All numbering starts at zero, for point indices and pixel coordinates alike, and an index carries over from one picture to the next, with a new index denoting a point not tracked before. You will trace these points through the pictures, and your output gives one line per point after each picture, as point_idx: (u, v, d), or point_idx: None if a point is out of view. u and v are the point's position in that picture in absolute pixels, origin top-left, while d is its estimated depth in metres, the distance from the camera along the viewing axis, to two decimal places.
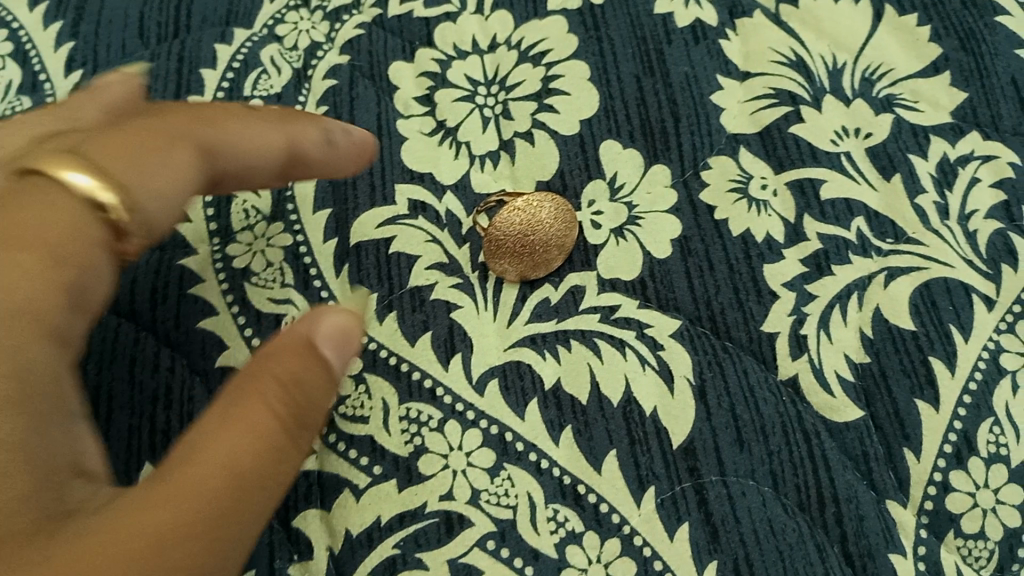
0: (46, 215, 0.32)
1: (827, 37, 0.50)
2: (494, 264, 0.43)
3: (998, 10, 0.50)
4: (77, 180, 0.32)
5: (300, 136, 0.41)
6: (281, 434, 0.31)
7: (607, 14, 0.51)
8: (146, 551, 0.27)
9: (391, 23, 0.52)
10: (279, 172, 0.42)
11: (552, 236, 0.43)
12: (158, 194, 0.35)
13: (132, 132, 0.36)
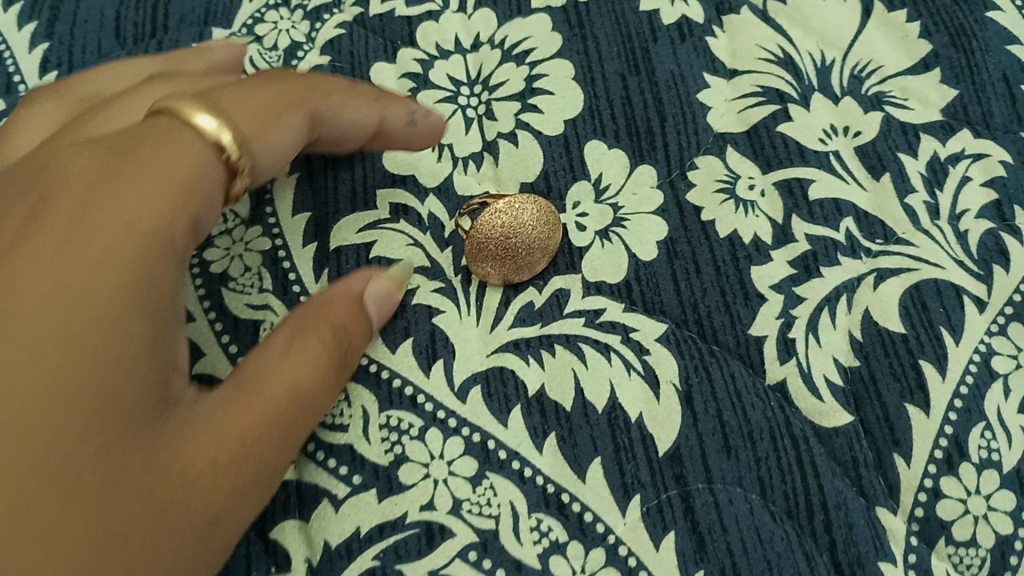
0: (170, 148, 0.36)
1: (815, 34, 0.49)
2: (477, 268, 0.42)
3: (989, 5, 0.49)
4: (204, 124, 0.37)
5: (384, 109, 0.44)
6: (333, 363, 0.36)
7: (592, 12, 0.50)
8: (211, 461, 0.32)
9: (373, 22, 0.51)
10: (366, 138, 0.44)
11: (535, 239, 0.42)
12: (267, 151, 0.40)
13: (252, 96, 0.40)
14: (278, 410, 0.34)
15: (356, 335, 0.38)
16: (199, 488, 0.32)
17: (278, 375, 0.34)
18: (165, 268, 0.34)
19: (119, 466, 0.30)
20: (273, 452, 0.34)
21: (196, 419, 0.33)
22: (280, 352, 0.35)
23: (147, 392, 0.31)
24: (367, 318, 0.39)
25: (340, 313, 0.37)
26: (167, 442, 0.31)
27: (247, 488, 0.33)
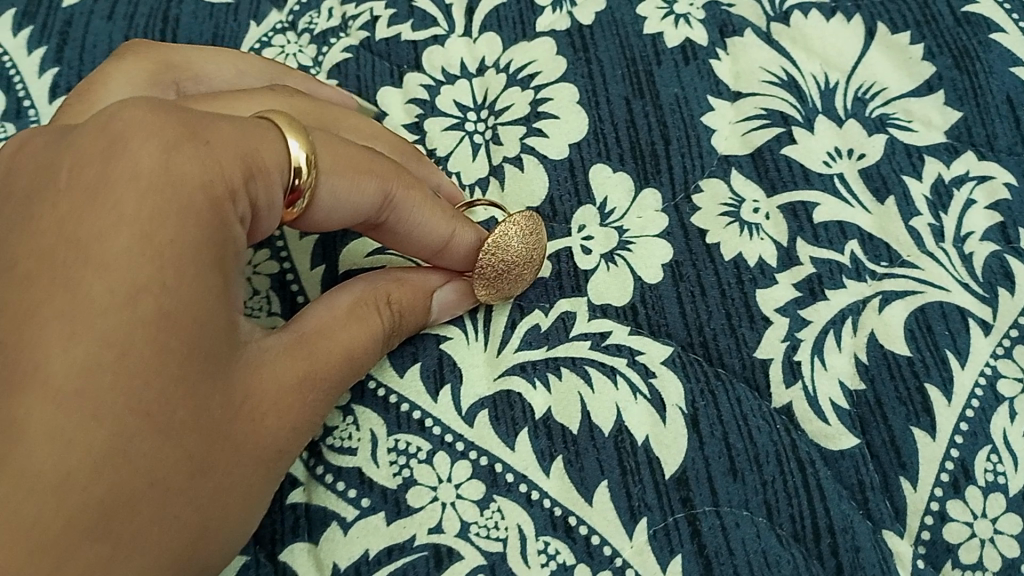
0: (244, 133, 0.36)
1: (818, 57, 0.50)
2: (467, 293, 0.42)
3: (992, 27, 0.50)
4: (292, 147, 0.37)
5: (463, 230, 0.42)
6: (386, 333, 0.39)
7: (596, 36, 0.51)
8: (280, 405, 0.35)
9: (379, 46, 0.52)
10: (430, 254, 0.42)
11: (518, 257, 0.41)
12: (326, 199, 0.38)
13: (355, 148, 0.40)
14: (337, 369, 0.37)
15: (412, 314, 0.40)
16: (269, 426, 0.35)
17: (337, 338, 0.37)
18: (233, 228, 0.34)
19: (213, 405, 0.32)
20: (326, 402, 0.37)
21: (270, 364, 0.35)
22: (343, 317, 0.38)
23: (223, 341, 0.33)
24: (427, 302, 0.41)
25: (399, 288, 0.40)
26: (248, 387, 0.34)
27: (304, 429, 0.36)
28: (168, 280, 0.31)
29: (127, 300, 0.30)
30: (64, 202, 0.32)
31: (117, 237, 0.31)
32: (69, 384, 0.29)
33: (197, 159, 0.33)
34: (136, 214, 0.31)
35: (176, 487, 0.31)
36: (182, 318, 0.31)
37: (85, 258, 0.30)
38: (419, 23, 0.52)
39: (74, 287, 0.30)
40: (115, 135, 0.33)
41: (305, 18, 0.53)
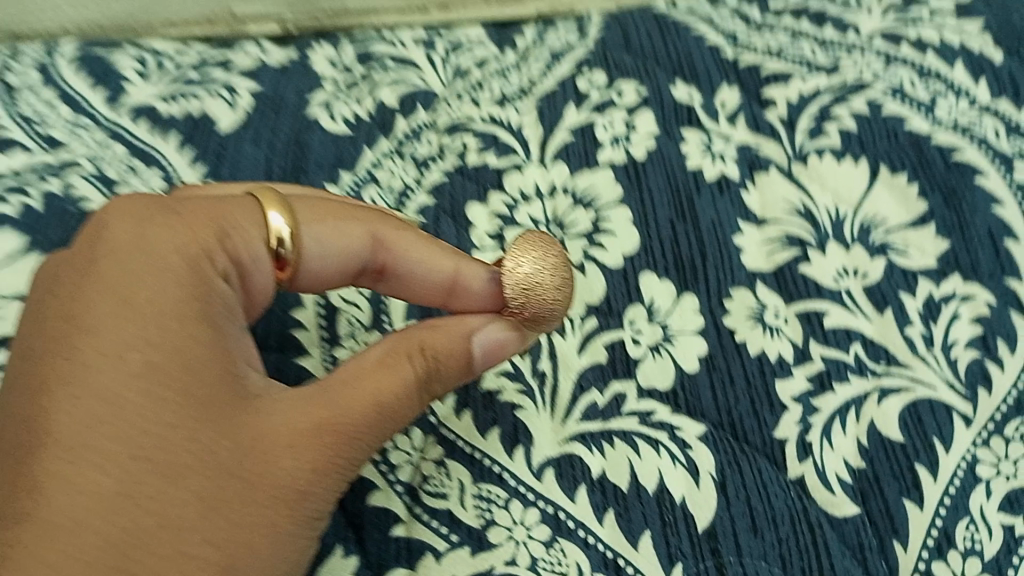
0: (218, 207, 0.45)
1: (831, 191, 0.60)
2: (505, 335, 0.48)
3: (976, 172, 0.60)
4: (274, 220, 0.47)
5: (463, 270, 0.51)
6: (420, 375, 0.45)
7: (647, 169, 0.62)
8: (296, 446, 0.41)
9: (469, 171, 0.64)
10: (438, 296, 0.51)
11: (547, 284, 0.49)
12: (311, 260, 0.48)
13: (329, 209, 0.50)
14: (363, 412, 0.43)
15: (451, 357, 0.46)
16: (290, 465, 0.41)
17: (365, 385, 0.43)
18: (213, 281, 0.43)
19: (219, 445, 0.40)
20: (354, 444, 0.43)
21: (287, 412, 0.42)
22: (374, 367, 0.44)
23: (218, 388, 0.41)
24: (463, 345, 0.46)
25: (432, 334, 0.46)
26: (258, 429, 0.41)
27: (327, 470, 0.42)
28: (153, 338, 0.40)
29: (118, 359, 0.39)
30: (62, 278, 0.42)
31: (117, 293, 0.40)
32: (74, 438, 0.37)
33: (171, 226, 0.43)
34: (116, 281, 0.40)
35: (188, 524, 0.38)
36: (172, 368, 0.40)
37: (87, 321, 0.39)
38: (502, 153, 0.64)
39: (80, 350, 0.39)
40: (99, 222, 0.43)
41: (409, 146, 0.66)
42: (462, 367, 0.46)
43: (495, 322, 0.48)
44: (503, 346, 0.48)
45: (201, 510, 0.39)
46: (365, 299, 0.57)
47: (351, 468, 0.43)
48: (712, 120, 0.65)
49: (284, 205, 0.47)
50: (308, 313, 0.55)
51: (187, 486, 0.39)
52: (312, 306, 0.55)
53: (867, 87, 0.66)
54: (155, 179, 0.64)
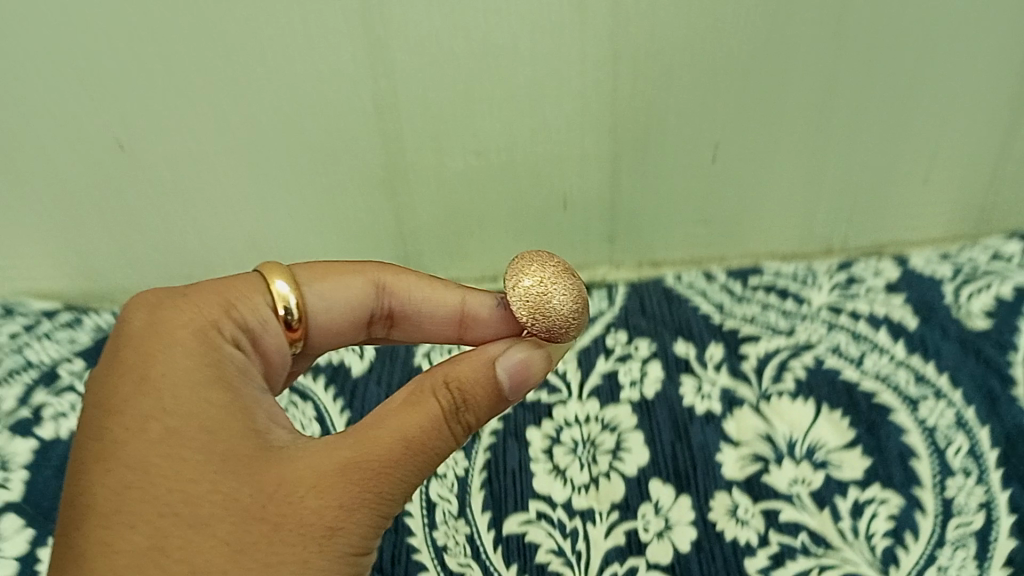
0: (218, 306, 0.60)
1: (787, 421, 0.84)
2: (529, 351, 0.59)
3: (891, 410, 0.84)
4: (281, 289, 0.65)
5: (465, 302, 0.72)
6: (447, 408, 0.55)
7: (655, 404, 0.88)
8: (319, 487, 0.50)
9: (528, 403, 0.89)
10: (453, 327, 0.72)
11: (553, 282, 0.64)
12: (322, 312, 0.68)
13: (328, 275, 0.69)
14: (386, 448, 0.53)
15: (472, 390, 0.56)
16: (317, 497, 0.50)
17: (386, 429, 0.54)
18: (222, 356, 0.56)
19: (242, 488, 0.49)
20: (377, 478, 0.52)
21: (305, 459, 0.52)
22: (396, 413, 0.55)
23: (234, 440, 0.51)
24: (485, 375, 0.58)
25: (455, 372, 0.57)
26: (281, 472, 0.51)
27: (353, 505, 0.51)
28: (171, 408, 0.51)
29: (145, 432, 0.50)
30: (98, 386, 0.54)
31: (142, 372, 0.53)
32: (107, 508, 0.48)
33: (184, 320, 0.57)
34: (141, 373, 0.53)
35: (219, 567, 0.46)
36: (190, 429, 0.51)
37: (118, 407, 0.52)
38: (551, 392, 0.90)
39: (115, 433, 0.50)
40: (125, 336, 0.57)
41: None
42: (489, 392, 0.57)
43: (515, 346, 0.59)
44: (529, 367, 0.59)
45: (230, 552, 0.47)
46: (454, 496, 0.81)
47: (379, 500, 0.52)
48: (702, 368, 0.91)
49: (289, 279, 0.66)
50: (416, 505, 0.79)
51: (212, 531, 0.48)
52: (418, 501, 0.79)
53: (813, 346, 0.92)
54: (308, 409, 0.90)
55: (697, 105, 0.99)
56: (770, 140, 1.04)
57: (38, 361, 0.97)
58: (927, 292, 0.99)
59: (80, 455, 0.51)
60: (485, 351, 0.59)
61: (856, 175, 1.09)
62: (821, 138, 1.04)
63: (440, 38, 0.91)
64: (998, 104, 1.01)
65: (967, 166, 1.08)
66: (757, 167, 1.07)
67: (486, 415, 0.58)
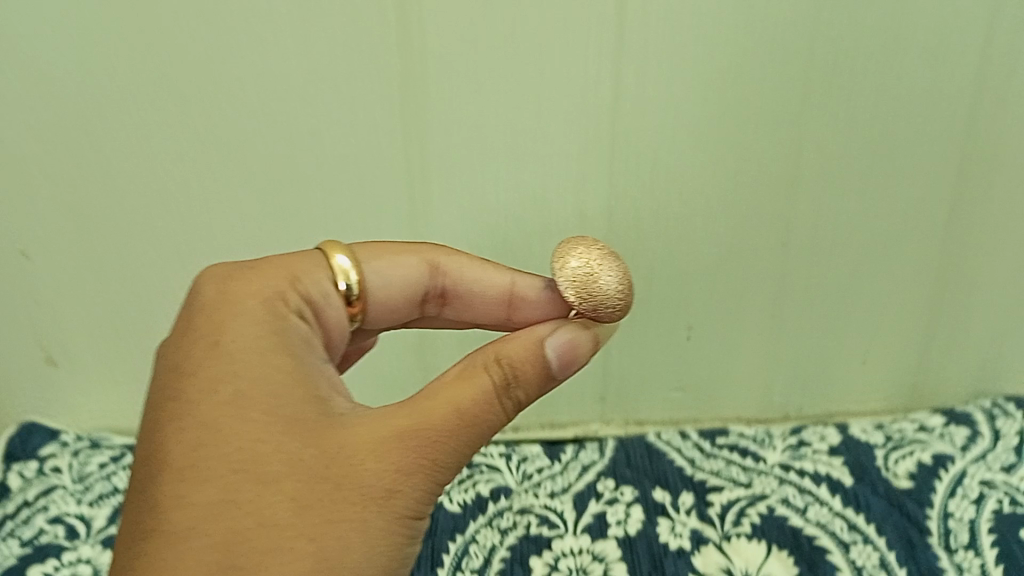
0: (280, 286, 0.72)
1: (743, 558, 1.03)
2: (575, 334, 0.69)
3: (827, 551, 1.03)
4: (342, 263, 0.80)
5: (515, 283, 0.86)
6: (495, 382, 0.65)
7: (636, 541, 1.07)
8: (374, 454, 0.61)
9: (532, 536, 1.08)
10: (502, 307, 0.87)
11: (599, 266, 0.77)
12: (378, 288, 0.84)
13: (390, 252, 0.85)
14: (437, 420, 0.62)
15: (523, 366, 0.66)
16: (371, 463, 0.60)
17: (437, 403, 0.63)
18: (286, 333, 0.67)
19: (304, 451, 0.60)
20: (427, 446, 0.62)
21: (361, 428, 0.62)
22: (448, 390, 0.65)
23: (298, 407, 0.62)
24: (534, 352, 0.67)
25: (507, 351, 0.67)
26: (340, 440, 0.61)
27: (407, 470, 0.61)
28: (241, 378, 0.62)
29: (221, 399, 0.61)
30: (175, 355, 0.65)
31: (220, 340, 0.65)
32: (188, 453, 0.59)
33: (252, 299, 0.69)
34: (215, 346, 0.64)
35: (283, 520, 0.56)
36: (258, 397, 0.61)
37: (196, 375, 0.63)
38: (551, 528, 1.09)
39: (193, 399, 0.61)
40: (199, 312, 0.68)
41: (496, 519, 1.11)
42: (537, 368, 0.67)
43: (562, 329, 0.69)
44: (576, 347, 0.69)
45: (293, 506, 0.57)
46: None
47: (427, 465, 0.62)
48: (676, 512, 1.11)
49: (350, 255, 0.81)
50: None
51: (276, 488, 0.58)
52: None
53: (767, 496, 1.12)
54: None
55: (672, 289, 1.24)
56: (732, 321, 1.28)
57: (122, 488, 1.16)
58: (862, 455, 1.20)
59: (165, 412, 0.61)
60: (537, 329, 0.70)
61: (804, 352, 1.32)
62: (775, 319, 1.28)
63: (471, 238, 1.17)
64: (915, 300, 1.26)
65: (896, 351, 1.32)
66: (724, 342, 1.31)
67: (535, 389, 0.67)
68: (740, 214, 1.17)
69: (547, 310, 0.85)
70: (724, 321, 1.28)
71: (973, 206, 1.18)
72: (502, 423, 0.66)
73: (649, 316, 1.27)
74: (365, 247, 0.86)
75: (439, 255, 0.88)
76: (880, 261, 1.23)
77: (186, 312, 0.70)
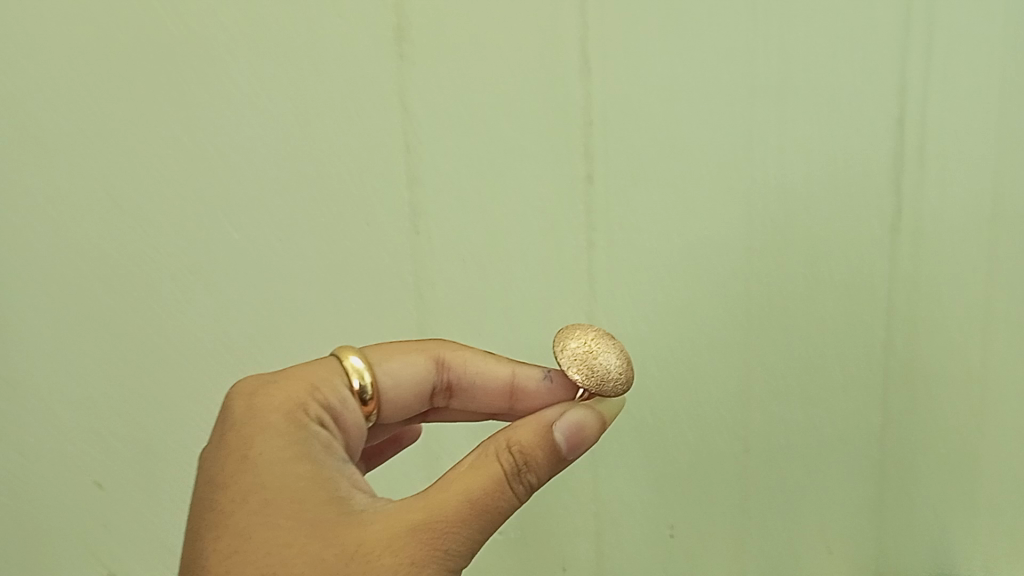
0: (299, 392, 0.79)
1: None
2: (581, 416, 0.74)
3: None
4: (356, 363, 0.86)
5: (517, 373, 0.90)
6: (505, 470, 0.70)
7: None
8: (390, 547, 0.66)
9: None
10: (505, 396, 0.91)
11: (598, 347, 0.81)
12: (391, 388, 0.88)
13: (401, 348, 0.90)
14: (451, 510, 0.68)
15: (532, 450, 0.72)
16: (387, 558, 0.65)
17: (452, 493, 0.69)
18: (308, 440, 0.74)
19: (326, 549, 0.66)
20: (440, 536, 0.67)
21: (378, 524, 0.67)
22: (462, 479, 0.70)
23: (320, 511, 0.69)
24: (543, 438, 0.73)
25: (517, 437, 0.72)
26: (359, 537, 0.67)
27: (423, 559, 0.65)
28: (267, 488, 0.70)
29: (250, 509, 0.69)
30: (212, 470, 0.74)
31: (249, 455, 0.73)
32: (225, 562, 0.66)
33: (275, 409, 0.76)
34: (246, 461, 0.72)
35: None
36: (283, 503, 0.69)
37: (230, 489, 0.71)
38: None
39: (226, 513, 0.69)
40: (232, 425, 0.76)
41: None
42: (546, 452, 0.72)
43: (569, 413, 0.74)
44: (584, 428, 0.74)
45: None
46: None
47: (443, 555, 0.66)
48: None
49: (364, 356, 0.87)
50: None
51: None
52: None
53: None
54: None
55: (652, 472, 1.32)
56: (704, 501, 1.34)
57: None
58: None
59: (204, 526, 0.70)
60: (546, 412, 0.76)
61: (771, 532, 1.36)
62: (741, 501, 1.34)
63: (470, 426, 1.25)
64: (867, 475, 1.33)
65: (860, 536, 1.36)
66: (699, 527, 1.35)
67: (546, 471, 0.73)
68: (706, 389, 1.28)
69: (550, 398, 0.90)
70: (710, 513, 1.34)
71: (914, 390, 1.30)
72: (515, 507, 0.71)
73: (638, 514, 1.34)
74: (375, 345, 0.90)
75: (442, 350, 0.92)
76: (846, 453, 1.32)
77: (219, 426, 0.78)
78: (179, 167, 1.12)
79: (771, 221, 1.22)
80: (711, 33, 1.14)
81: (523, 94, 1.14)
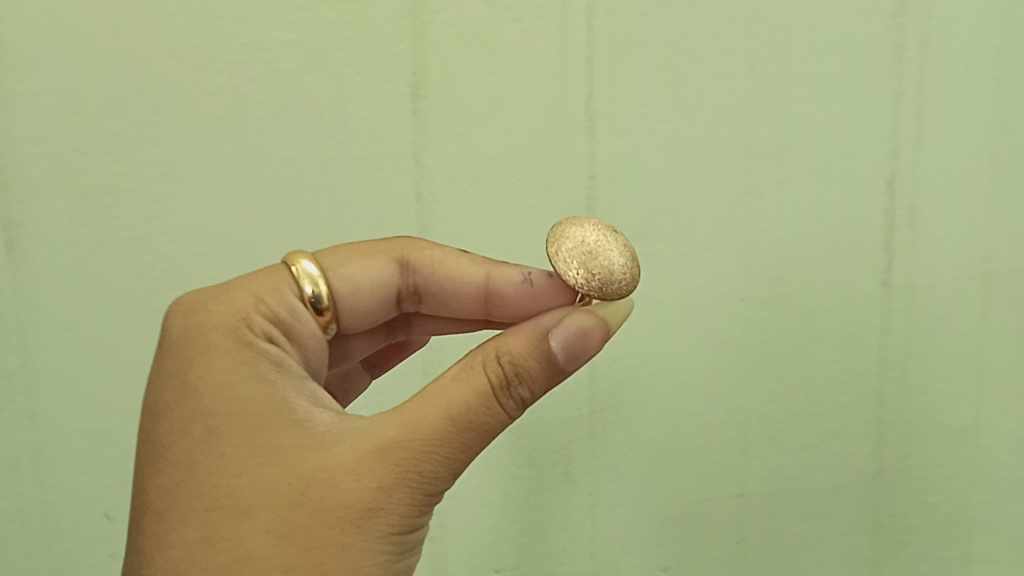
0: (246, 308, 0.70)
1: None
2: (585, 323, 0.65)
3: None
4: (309, 267, 0.77)
5: (491, 275, 0.81)
6: (488, 384, 0.62)
7: None
8: (355, 472, 0.58)
9: None
10: (478, 303, 0.83)
11: (603, 246, 0.73)
12: (351, 294, 0.80)
13: (358, 250, 0.82)
14: (426, 428, 0.59)
15: (524, 361, 0.63)
16: (351, 484, 0.58)
17: (427, 409, 0.61)
18: (257, 358, 0.66)
19: (280, 478, 0.58)
20: (413, 457, 0.59)
21: (340, 447, 0.59)
22: (438, 395, 0.62)
23: (273, 434, 0.61)
24: (537, 347, 0.64)
25: (507, 348, 0.64)
26: (319, 461, 0.59)
27: (393, 484, 0.58)
28: (210, 413, 0.62)
29: (192, 437, 0.61)
30: (151, 397, 0.66)
31: (190, 377, 0.64)
32: (167, 497, 0.59)
33: (219, 326, 0.68)
34: (186, 383, 0.64)
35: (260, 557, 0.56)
36: (229, 429, 0.61)
37: (168, 417, 0.63)
38: None
39: (166, 444, 0.62)
40: (170, 347, 0.68)
41: None
42: (541, 364, 0.63)
43: (569, 319, 0.65)
44: (585, 335, 0.64)
45: (270, 539, 0.56)
46: None
47: (418, 478, 0.58)
48: None
49: (317, 261, 0.78)
50: None
51: (254, 521, 0.57)
52: None
53: None
54: None
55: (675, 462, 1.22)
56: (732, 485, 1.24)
57: None
58: None
59: (145, 457, 0.62)
60: (537, 321, 0.67)
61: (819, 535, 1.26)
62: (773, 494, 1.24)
63: None
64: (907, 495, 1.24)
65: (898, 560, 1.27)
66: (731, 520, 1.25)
67: (541, 384, 0.64)
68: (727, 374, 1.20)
69: (529, 303, 0.80)
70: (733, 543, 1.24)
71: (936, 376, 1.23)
72: (505, 422, 0.62)
73: (638, 559, 1.23)
74: (329, 249, 0.82)
75: (404, 252, 0.84)
76: (847, 517, 1.24)
77: (160, 347, 0.70)
78: (173, 213, 1.04)
79: (767, 273, 1.15)
80: (700, 76, 1.09)
81: (524, 140, 1.08)
